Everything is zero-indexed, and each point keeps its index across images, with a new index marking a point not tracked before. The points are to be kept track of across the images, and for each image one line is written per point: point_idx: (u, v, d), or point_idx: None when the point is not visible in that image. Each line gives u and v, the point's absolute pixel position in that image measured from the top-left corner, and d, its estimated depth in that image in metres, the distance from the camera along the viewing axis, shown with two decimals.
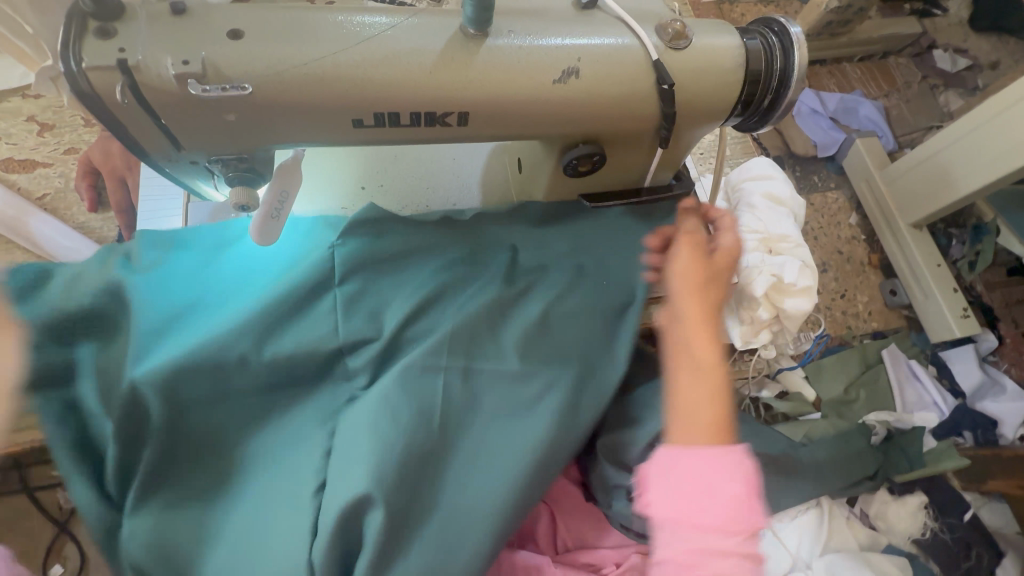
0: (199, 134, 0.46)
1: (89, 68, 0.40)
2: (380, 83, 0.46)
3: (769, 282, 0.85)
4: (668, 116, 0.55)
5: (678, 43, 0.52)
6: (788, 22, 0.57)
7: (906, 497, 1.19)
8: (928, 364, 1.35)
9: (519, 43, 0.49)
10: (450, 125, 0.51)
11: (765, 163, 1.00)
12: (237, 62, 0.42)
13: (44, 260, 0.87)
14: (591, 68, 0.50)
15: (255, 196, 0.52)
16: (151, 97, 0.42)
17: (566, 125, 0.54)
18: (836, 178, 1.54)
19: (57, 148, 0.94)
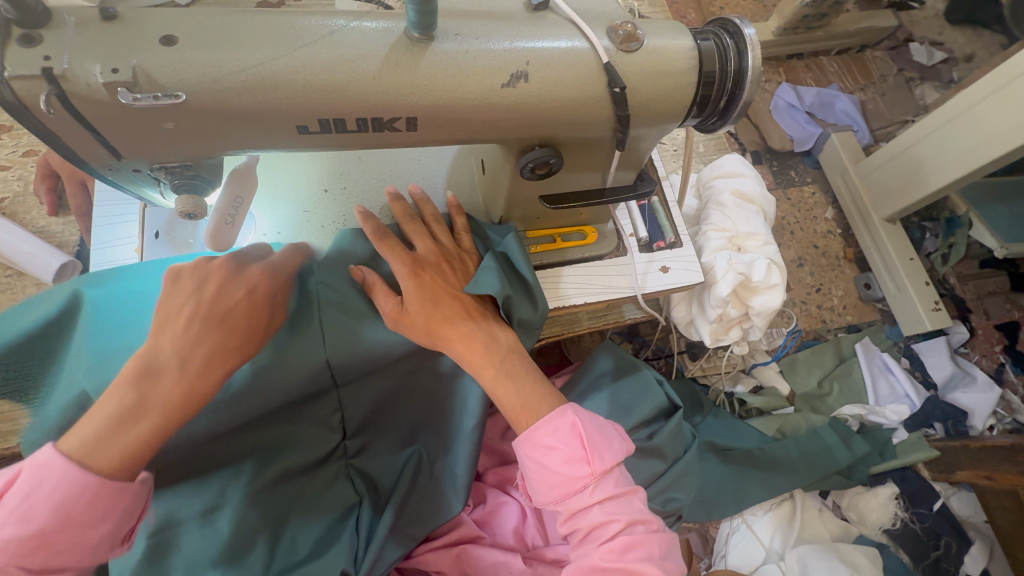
0: (139, 142, 0.45)
1: (12, 78, 0.38)
2: (321, 89, 0.45)
3: (735, 280, 0.85)
4: (622, 119, 0.54)
5: (629, 45, 0.52)
6: (743, 22, 0.57)
7: (878, 489, 1.22)
8: (902, 357, 1.38)
9: (466, 47, 0.48)
10: (399, 130, 0.50)
11: (736, 160, 1.00)
12: (170, 70, 0.41)
13: (4, 266, 0.86)
14: (540, 72, 0.50)
15: (203, 204, 0.52)
16: (80, 105, 0.41)
17: (520, 129, 0.53)
18: (812, 172, 1.56)
19: (15, 151, 0.92)
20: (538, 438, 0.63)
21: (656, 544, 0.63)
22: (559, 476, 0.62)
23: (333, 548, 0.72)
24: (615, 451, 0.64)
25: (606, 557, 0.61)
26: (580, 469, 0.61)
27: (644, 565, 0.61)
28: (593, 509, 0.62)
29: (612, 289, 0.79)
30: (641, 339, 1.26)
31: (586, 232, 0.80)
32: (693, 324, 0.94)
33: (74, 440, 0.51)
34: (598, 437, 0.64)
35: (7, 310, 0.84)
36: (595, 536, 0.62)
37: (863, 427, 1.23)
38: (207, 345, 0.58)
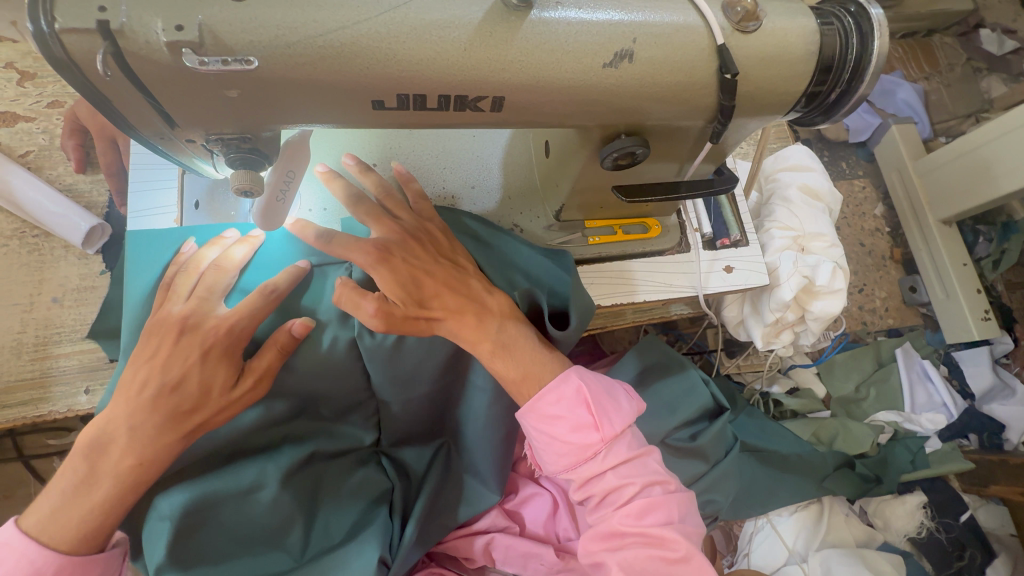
0: (196, 110, 0.40)
1: (63, 31, 0.33)
2: (406, 61, 0.39)
3: (800, 284, 0.80)
4: (726, 109, 0.48)
5: (747, 24, 0.45)
6: (869, 2, 0.50)
7: (904, 496, 1.19)
8: (940, 364, 1.34)
9: (569, 19, 0.42)
10: (482, 110, 0.44)
11: (803, 153, 0.93)
12: (240, 30, 0.35)
13: (31, 225, 0.82)
14: (647, 52, 0.44)
15: (259, 180, 0.47)
16: (137, 67, 0.35)
17: (613, 116, 0.48)
18: (865, 165, 1.49)
19: (39, 101, 0.87)
20: (543, 408, 0.59)
21: (678, 508, 0.60)
22: (569, 446, 0.58)
23: (366, 530, 0.70)
24: (625, 413, 0.60)
25: (625, 521, 0.58)
26: (589, 436, 0.58)
27: (664, 530, 0.58)
28: (607, 474, 0.59)
29: (673, 288, 0.74)
30: (678, 332, 1.23)
31: (648, 225, 0.74)
32: (744, 325, 0.90)
33: (33, 517, 0.55)
34: (605, 399, 0.60)
35: (35, 272, 0.80)
36: (612, 500, 0.59)
37: (897, 435, 1.20)
38: (152, 422, 0.56)
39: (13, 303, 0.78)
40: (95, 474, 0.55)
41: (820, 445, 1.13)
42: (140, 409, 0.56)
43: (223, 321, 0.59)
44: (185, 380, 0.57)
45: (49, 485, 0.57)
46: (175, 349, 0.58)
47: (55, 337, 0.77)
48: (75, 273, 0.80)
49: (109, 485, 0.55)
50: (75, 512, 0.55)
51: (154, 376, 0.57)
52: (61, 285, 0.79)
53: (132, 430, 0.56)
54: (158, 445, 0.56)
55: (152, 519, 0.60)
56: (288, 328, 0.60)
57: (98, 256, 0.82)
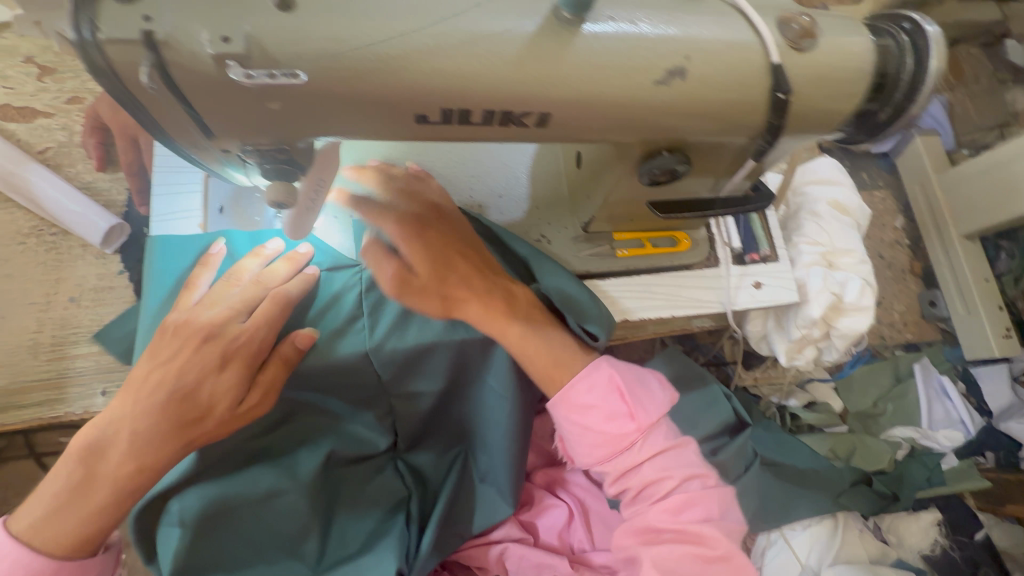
0: (236, 121, 0.38)
1: (107, 41, 0.32)
2: (454, 75, 0.38)
3: (829, 301, 0.79)
4: (774, 128, 0.47)
5: (803, 42, 0.44)
6: (924, 20, 0.49)
7: (919, 512, 1.16)
8: (958, 381, 1.32)
9: (622, 34, 0.40)
10: (527, 126, 0.43)
11: (831, 166, 0.92)
12: (288, 42, 0.34)
13: (49, 223, 0.80)
14: (700, 69, 0.42)
15: (294, 192, 0.46)
16: (181, 79, 0.34)
17: (659, 132, 0.46)
18: (885, 177, 1.46)
19: (59, 97, 0.86)
20: (576, 398, 0.62)
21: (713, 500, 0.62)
22: (603, 435, 0.60)
23: (383, 542, 0.69)
24: (659, 403, 0.63)
25: (661, 516, 0.60)
26: (624, 426, 0.60)
27: (700, 526, 0.60)
28: (643, 466, 0.61)
29: (701, 304, 0.73)
30: (694, 342, 1.21)
31: (677, 239, 0.73)
32: (767, 340, 0.87)
33: (23, 521, 0.54)
34: (638, 389, 0.63)
35: (52, 271, 0.78)
36: (649, 494, 0.61)
37: (914, 452, 1.19)
38: (156, 428, 0.55)
39: (30, 302, 0.77)
40: (92, 478, 0.54)
41: (837, 459, 1.12)
42: (145, 413, 0.55)
43: (243, 333, 0.58)
44: (196, 387, 0.56)
45: (45, 484, 0.56)
46: (195, 355, 0.57)
47: (72, 338, 0.76)
48: (93, 272, 0.79)
49: (107, 490, 0.54)
50: (70, 516, 0.54)
51: (164, 381, 0.56)
52: (79, 284, 0.78)
53: (134, 435, 0.54)
54: (162, 453, 0.55)
55: (163, 526, 0.60)
56: (292, 341, 0.60)
57: (116, 256, 0.80)
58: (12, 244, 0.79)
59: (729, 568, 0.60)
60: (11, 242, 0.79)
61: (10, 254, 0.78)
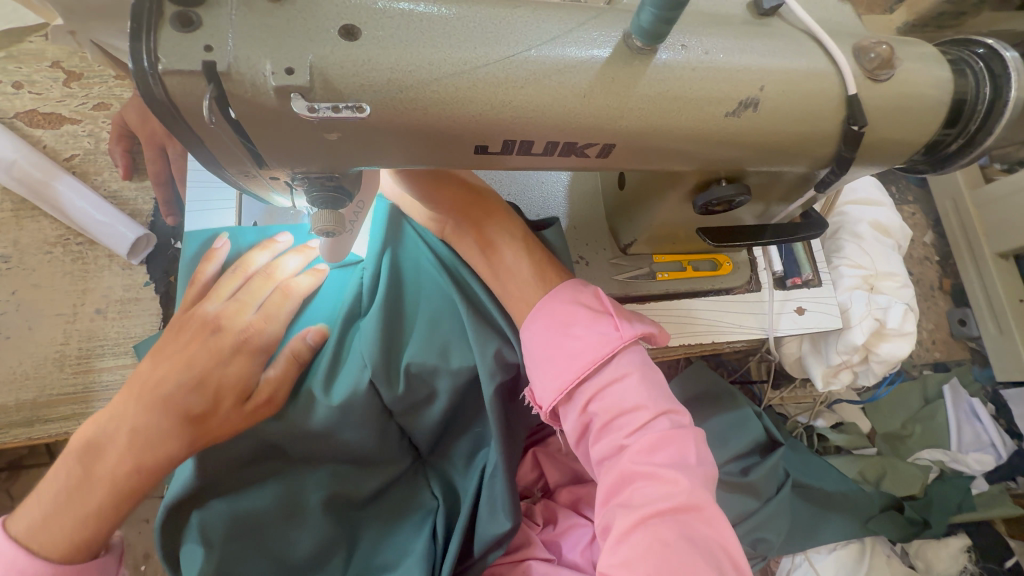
0: (293, 152, 0.37)
1: (166, 71, 0.31)
2: (522, 107, 0.36)
3: (872, 328, 0.76)
4: (844, 160, 0.45)
5: (881, 73, 0.42)
6: (1000, 45, 0.46)
7: (948, 539, 1.13)
8: (988, 402, 1.28)
9: (694, 64, 0.38)
10: (588, 157, 0.41)
11: (871, 185, 0.89)
12: (352, 74, 0.33)
13: (74, 232, 0.79)
14: (774, 100, 0.40)
15: (341, 218, 0.43)
16: (239, 110, 0.33)
17: (724, 163, 0.44)
18: (916, 190, 1.43)
19: (86, 103, 0.84)
20: (555, 308, 0.55)
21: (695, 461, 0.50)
22: (578, 347, 0.53)
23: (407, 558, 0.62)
24: (644, 328, 0.55)
25: (634, 455, 0.49)
26: (602, 338, 0.53)
27: (674, 470, 0.48)
28: (615, 386, 0.52)
29: (742, 329, 0.71)
30: (719, 359, 1.20)
31: (719, 262, 0.71)
32: (803, 363, 0.85)
33: (21, 522, 0.51)
34: (623, 313, 0.56)
35: (78, 282, 0.77)
36: (619, 424, 0.51)
37: (944, 474, 1.16)
38: (157, 424, 0.52)
39: (56, 313, 0.75)
40: (90, 478, 0.51)
41: (866, 483, 1.09)
42: (147, 408, 0.52)
43: (252, 324, 0.58)
44: (204, 379, 0.54)
45: (44, 485, 0.52)
46: (203, 346, 0.56)
47: (97, 350, 0.75)
48: (120, 283, 0.78)
49: (105, 492, 0.50)
50: (68, 519, 0.50)
51: (171, 373, 0.54)
52: (105, 295, 0.77)
53: (134, 430, 0.52)
54: (163, 451, 0.51)
55: (184, 549, 0.57)
56: (302, 335, 0.59)
57: (142, 266, 0.79)
58: (39, 253, 0.78)
59: (702, 521, 0.47)
60: (38, 251, 0.78)
61: (36, 263, 0.77)
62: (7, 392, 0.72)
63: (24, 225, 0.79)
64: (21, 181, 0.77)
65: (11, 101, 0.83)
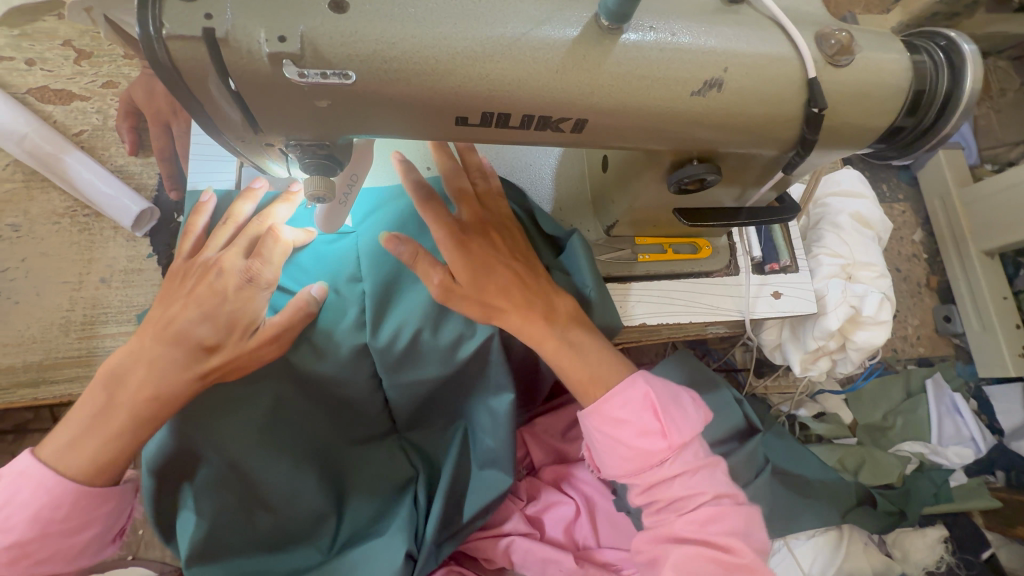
0: (286, 117, 0.40)
1: (170, 36, 0.34)
2: (498, 80, 0.39)
3: (847, 314, 0.79)
4: (807, 142, 0.47)
5: (840, 58, 0.44)
6: (961, 37, 0.49)
7: (925, 529, 1.15)
8: (970, 398, 1.30)
9: (660, 45, 0.41)
10: (563, 131, 0.44)
11: (854, 178, 0.91)
12: (340, 44, 0.35)
13: (82, 204, 0.83)
14: (737, 81, 0.43)
15: (332, 185, 0.46)
16: (236, 75, 0.36)
17: (691, 143, 0.47)
18: (906, 189, 1.45)
19: (94, 81, 0.88)
20: (607, 410, 0.59)
21: (702, 474, 0.59)
22: (634, 450, 0.57)
23: (393, 522, 0.69)
24: (693, 421, 0.59)
25: (689, 528, 0.57)
26: (655, 442, 0.57)
27: (731, 539, 0.57)
28: (675, 482, 0.58)
29: (719, 311, 0.74)
30: (706, 348, 1.23)
31: (698, 245, 0.73)
32: (781, 349, 0.87)
33: (48, 447, 0.54)
34: (672, 405, 0.59)
35: (84, 252, 0.80)
36: (676, 507, 0.58)
37: (922, 466, 1.16)
38: (173, 355, 0.55)
39: (63, 281, 0.79)
40: (113, 405, 0.54)
41: (845, 471, 1.12)
42: (163, 342, 0.55)
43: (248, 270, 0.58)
44: (217, 312, 0.56)
45: (70, 412, 0.55)
46: (205, 288, 0.57)
47: (102, 317, 0.78)
48: (124, 254, 0.81)
49: (125, 418, 0.53)
50: (92, 441, 0.54)
51: (183, 309, 0.57)
52: (109, 266, 0.80)
53: (152, 362, 0.54)
54: (177, 381, 0.54)
55: (178, 514, 0.60)
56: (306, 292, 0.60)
57: (146, 239, 0.82)
58: (48, 223, 0.81)
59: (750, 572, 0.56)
60: (46, 221, 0.81)
61: (45, 233, 0.81)
62: (15, 353, 0.75)
63: (34, 196, 0.82)
64: (31, 153, 0.80)
65: (23, 77, 0.86)
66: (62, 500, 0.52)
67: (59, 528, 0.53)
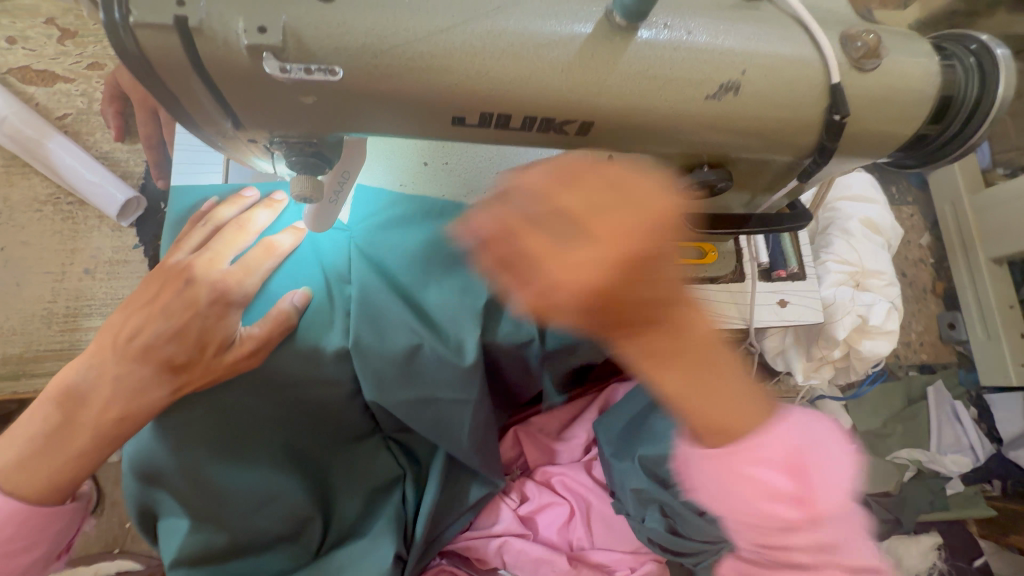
0: (268, 113, 0.37)
1: (138, 24, 0.31)
2: (499, 79, 0.36)
3: (854, 323, 0.77)
4: (826, 151, 0.45)
5: (866, 63, 0.41)
6: (993, 40, 0.45)
7: (920, 536, 1.14)
8: (970, 406, 1.29)
9: (674, 44, 0.38)
10: (568, 134, 0.41)
11: (865, 182, 0.89)
12: (326, 37, 0.33)
13: (65, 192, 0.80)
14: (755, 86, 0.40)
15: (320, 186, 0.43)
16: (213, 69, 0.33)
17: (702, 149, 0.44)
18: (916, 192, 1.41)
19: (79, 62, 0.84)
20: (729, 463, 0.54)
21: (842, 522, 0.55)
22: (755, 513, 0.54)
23: (379, 524, 0.67)
24: (836, 475, 0.54)
25: (799, 555, 0.57)
26: (793, 507, 0.53)
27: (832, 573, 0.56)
28: (798, 537, 0.55)
29: (723, 319, 0.71)
30: None
31: (704, 251, 0.71)
32: (784, 356, 0.85)
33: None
34: (785, 460, 0.53)
35: (68, 241, 0.78)
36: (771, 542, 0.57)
37: (920, 474, 1.15)
38: (139, 372, 0.52)
39: (45, 271, 0.76)
40: (73, 424, 0.52)
41: None
42: (129, 357, 0.52)
43: (227, 277, 0.55)
44: (185, 328, 0.53)
45: (23, 425, 0.53)
46: (177, 296, 0.54)
47: (86, 310, 0.76)
48: (109, 245, 0.78)
49: (89, 436, 0.51)
50: (49, 463, 0.52)
51: (148, 322, 0.53)
52: (94, 256, 0.77)
53: (118, 378, 0.52)
54: (151, 397, 0.52)
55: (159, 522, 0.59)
56: (290, 298, 0.57)
57: (132, 229, 0.79)
58: (29, 210, 0.78)
59: None
60: (28, 209, 0.78)
61: (26, 220, 0.78)
62: None
63: (15, 182, 0.79)
64: (11, 137, 0.77)
65: (4, 56, 0.82)
66: (11, 522, 0.52)
67: (8, 548, 0.53)
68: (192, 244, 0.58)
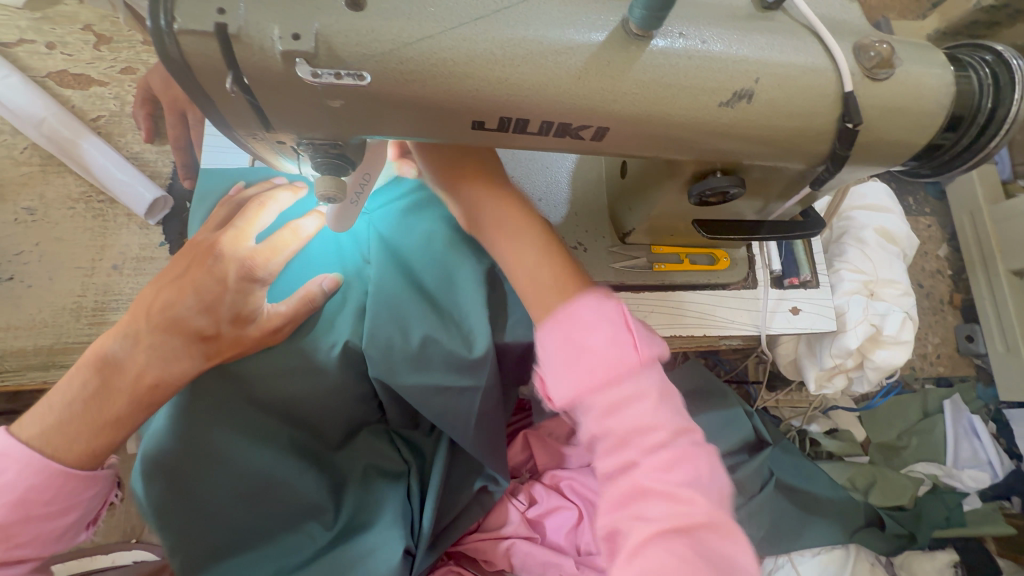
0: (297, 114, 0.38)
1: (181, 31, 0.33)
2: (518, 85, 0.37)
3: (868, 332, 0.76)
4: (839, 159, 0.45)
5: (879, 72, 0.42)
6: (1008, 51, 0.46)
7: (936, 553, 1.09)
8: (989, 421, 1.26)
9: (688, 51, 0.39)
10: (583, 139, 0.42)
11: (881, 192, 0.89)
12: (355, 43, 0.34)
13: (97, 190, 0.83)
14: (768, 92, 0.41)
15: (343, 186, 0.45)
16: (249, 74, 0.35)
17: (714, 154, 0.45)
18: (933, 203, 1.40)
19: (113, 66, 0.88)
20: (571, 321, 0.47)
21: (676, 404, 0.46)
22: (600, 363, 0.45)
23: (389, 520, 0.66)
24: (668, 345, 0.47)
25: (655, 478, 0.42)
26: (627, 354, 0.45)
27: (697, 492, 0.42)
28: (643, 409, 0.44)
29: (735, 325, 0.72)
30: (717, 358, 1.21)
31: (715, 256, 0.71)
32: (797, 365, 0.85)
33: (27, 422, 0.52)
34: (648, 327, 0.48)
35: (98, 237, 0.81)
36: (638, 446, 0.43)
37: (936, 488, 1.13)
38: (172, 340, 0.54)
39: (76, 266, 0.79)
40: (107, 387, 0.53)
41: (855, 491, 1.08)
42: (160, 327, 0.54)
43: (254, 256, 0.56)
44: (217, 304, 0.55)
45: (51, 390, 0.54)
46: (207, 273, 0.55)
47: (112, 304, 0.78)
48: (136, 242, 0.81)
49: (121, 401, 0.53)
50: (81, 428, 0.52)
51: (179, 295, 0.55)
52: (122, 253, 0.80)
53: (152, 347, 0.53)
54: (181, 365, 0.54)
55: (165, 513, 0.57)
56: (318, 282, 0.60)
57: (159, 227, 0.82)
58: (63, 208, 0.81)
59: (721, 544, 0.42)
60: (62, 206, 0.81)
61: (59, 217, 0.81)
62: (27, 336, 0.75)
63: (50, 180, 0.82)
64: (49, 138, 0.80)
65: (43, 61, 0.86)
66: (47, 481, 0.51)
67: (43, 510, 0.51)
68: (219, 219, 0.59)
